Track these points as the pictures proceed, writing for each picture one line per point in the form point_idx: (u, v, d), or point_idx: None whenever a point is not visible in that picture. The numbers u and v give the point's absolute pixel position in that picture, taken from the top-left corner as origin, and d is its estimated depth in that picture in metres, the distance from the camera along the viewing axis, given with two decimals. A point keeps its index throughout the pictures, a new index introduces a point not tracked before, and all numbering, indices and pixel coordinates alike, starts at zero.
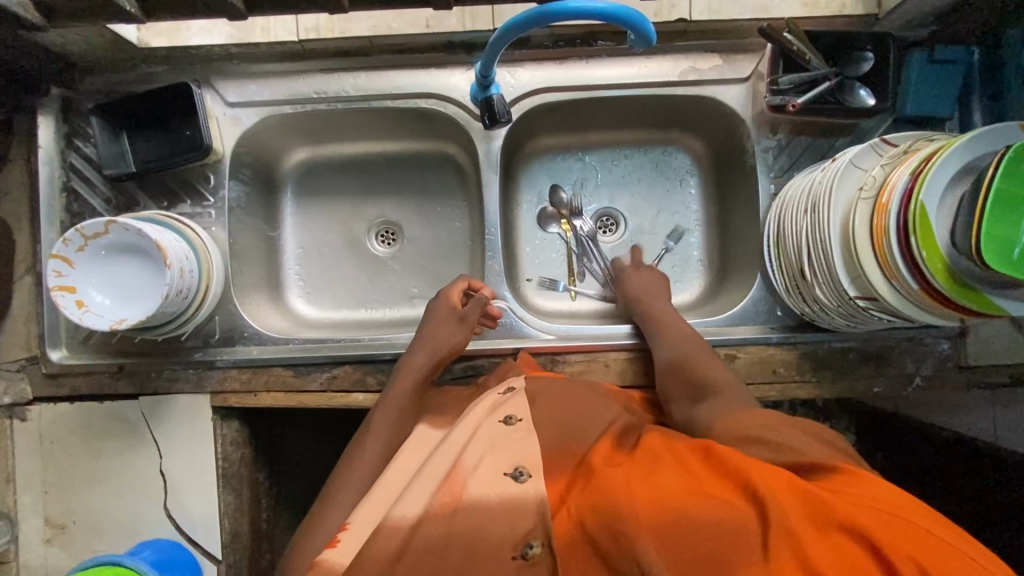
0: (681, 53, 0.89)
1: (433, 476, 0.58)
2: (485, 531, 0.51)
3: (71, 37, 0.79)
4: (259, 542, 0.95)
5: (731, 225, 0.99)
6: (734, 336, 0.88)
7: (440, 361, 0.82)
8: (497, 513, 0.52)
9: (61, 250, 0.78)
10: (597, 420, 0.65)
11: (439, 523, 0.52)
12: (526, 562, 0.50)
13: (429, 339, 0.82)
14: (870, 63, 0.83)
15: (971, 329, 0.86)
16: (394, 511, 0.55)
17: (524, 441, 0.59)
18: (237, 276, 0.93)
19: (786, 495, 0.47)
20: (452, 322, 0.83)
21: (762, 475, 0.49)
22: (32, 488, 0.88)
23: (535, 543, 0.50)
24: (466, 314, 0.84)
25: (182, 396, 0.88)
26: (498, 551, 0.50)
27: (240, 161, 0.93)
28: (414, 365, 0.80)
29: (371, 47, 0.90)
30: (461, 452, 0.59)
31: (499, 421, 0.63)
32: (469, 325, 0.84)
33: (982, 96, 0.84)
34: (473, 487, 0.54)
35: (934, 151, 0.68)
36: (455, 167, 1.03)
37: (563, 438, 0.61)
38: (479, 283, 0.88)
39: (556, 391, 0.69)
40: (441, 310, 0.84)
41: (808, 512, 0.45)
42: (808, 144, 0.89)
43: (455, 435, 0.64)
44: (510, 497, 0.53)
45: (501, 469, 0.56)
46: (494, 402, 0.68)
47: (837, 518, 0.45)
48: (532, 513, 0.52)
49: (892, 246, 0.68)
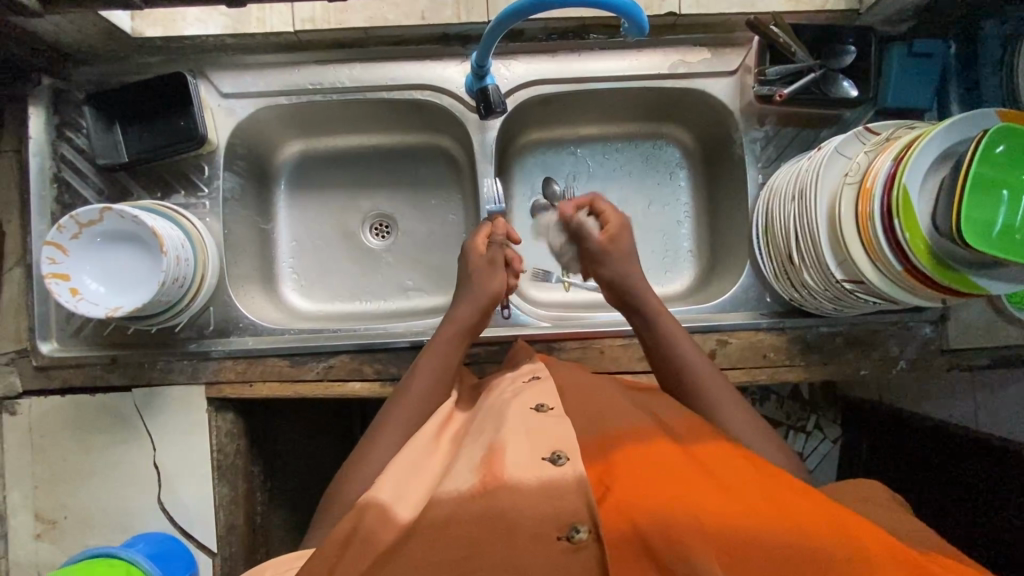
0: (670, 47, 0.92)
1: (472, 455, 0.58)
2: (526, 510, 0.51)
3: (64, 26, 0.79)
4: (255, 537, 0.94)
5: (720, 216, 1.01)
6: (726, 321, 0.90)
7: (481, 313, 0.80)
8: (539, 496, 0.51)
9: (55, 237, 0.77)
10: (625, 409, 0.65)
11: (479, 504, 0.52)
12: (571, 545, 0.49)
13: (467, 293, 0.81)
14: (853, 56, 0.86)
15: (952, 313, 0.89)
16: (440, 487, 0.55)
17: (559, 425, 0.58)
18: (232, 267, 0.93)
19: (862, 540, 0.47)
20: (484, 271, 0.82)
21: (833, 512, 0.50)
22: (22, 483, 0.86)
23: (582, 528, 0.50)
24: (494, 258, 0.83)
25: (177, 387, 0.88)
26: (541, 534, 0.50)
27: (234, 153, 0.93)
28: (458, 318, 0.79)
29: (367, 39, 0.91)
30: (496, 433, 0.58)
31: (531, 408, 0.61)
32: (500, 269, 0.83)
33: (959, 87, 0.87)
34: (513, 468, 0.54)
35: (915, 138, 0.70)
36: (449, 159, 1.04)
37: (593, 428, 0.62)
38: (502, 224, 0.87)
39: (583, 383, 0.70)
40: (471, 261, 0.83)
41: (888, 554, 0.45)
42: (793, 135, 0.92)
43: (483, 422, 0.64)
44: (549, 482, 0.52)
45: (539, 454, 0.55)
46: (516, 389, 0.67)
47: (914, 560, 0.45)
48: (574, 493, 0.51)
49: (876, 230, 0.71)
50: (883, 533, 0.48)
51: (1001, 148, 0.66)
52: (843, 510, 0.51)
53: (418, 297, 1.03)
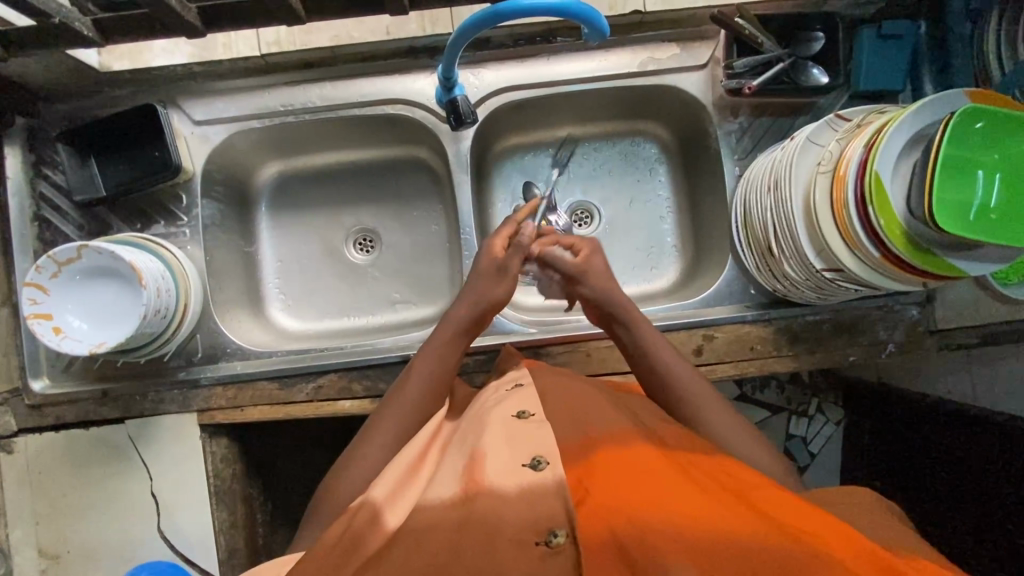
0: (639, 44, 0.91)
1: (455, 466, 0.59)
2: (506, 517, 0.51)
3: (32, 65, 0.80)
4: (257, 558, 0.95)
5: (701, 210, 1.01)
6: (712, 316, 0.90)
7: (483, 313, 0.78)
8: (517, 502, 0.52)
9: (34, 278, 0.78)
10: (605, 413, 0.65)
11: (458, 512, 0.54)
12: (549, 549, 0.49)
13: (470, 293, 0.78)
14: (822, 42, 0.85)
15: (937, 294, 0.88)
16: (426, 495, 0.57)
17: (539, 431, 0.59)
18: (217, 293, 0.93)
19: (838, 546, 0.46)
20: (494, 274, 0.78)
21: (813, 520, 0.50)
22: (23, 519, 0.87)
23: (560, 532, 0.49)
24: (506, 265, 0.78)
25: (169, 417, 0.88)
26: (519, 540, 0.50)
27: (212, 179, 0.94)
28: (454, 318, 0.77)
29: (334, 57, 0.90)
30: (477, 441, 0.60)
31: (512, 415, 0.62)
32: (511, 276, 0.78)
33: (931, 67, 0.87)
34: (494, 476, 0.55)
35: (884, 124, 0.70)
36: (428, 170, 1.04)
37: (575, 431, 0.62)
38: (523, 222, 0.83)
39: (566, 387, 0.70)
40: (482, 264, 0.79)
41: (862, 554, 0.45)
42: (768, 126, 0.92)
43: (466, 429, 0.64)
44: (529, 488, 0.53)
45: (519, 460, 0.56)
46: (499, 397, 0.68)
47: (889, 563, 0.45)
48: (553, 498, 0.52)
49: (852, 218, 0.70)
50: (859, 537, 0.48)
51: (980, 126, 0.65)
52: (825, 516, 0.51)
53: (406, 309, 1.03)
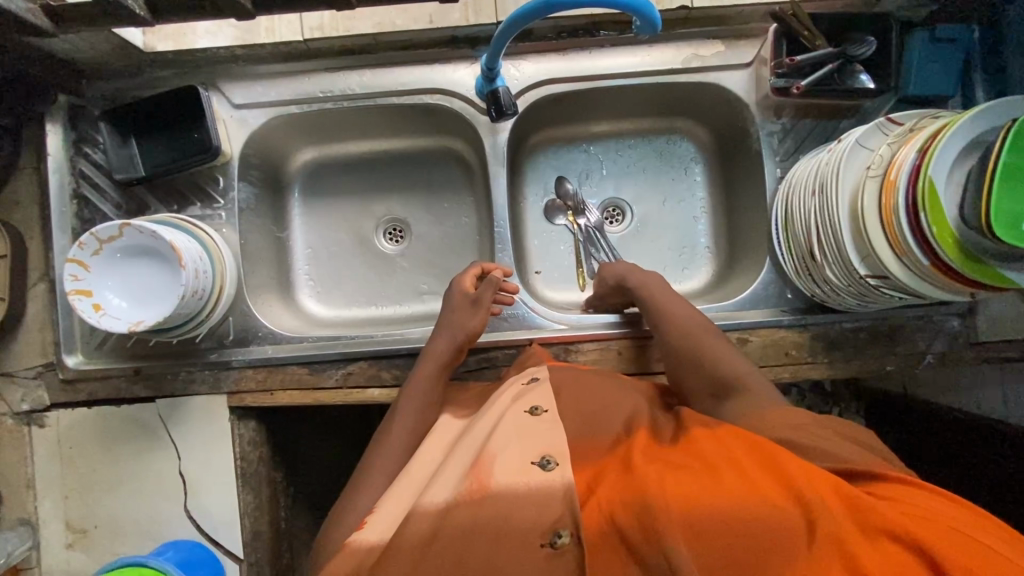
0: (683, 40, 0.90)
1: (461, 465, 0.58)
2: (514, 516, 0.50)
3: (79, 43, 0.80)
4: (280, 541, 0.96)
5: (737, 211, 1.00)
6: (747, 320, 0.89)
7: (461, 345, 0.81)
8: (526, 500, 0.51)
9: (77, 254, 0.78)
10: (622, 413, 0.64)
11: (466, 514, 0.51)
12: (555, 551, 0.48)
13: (446, 325, 0.82)
14: (872, 49, 0.82)
15: (980, 306, 0.86)
16: (425, 498, 0.56)
17: (552, 431, 0.59)
18: (249, 276, 0.94)
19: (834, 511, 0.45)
20: (469, 307, 0.82)
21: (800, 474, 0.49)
22: (52, 493, 0.88)
23: (564, 533, 0.48)
24: (480, 297, 0.83)
25: (199, 397, 0.89)
26: (525, 541, 0.49)
27: (248, 162, 0.94)
28: (435, 351, 0.80)
29: (376, 44, 0.90)
30: (485, 442, 0.59)
31: (526, 411, 0.62)
32: (483, 309, 0.83)
33: (983, 73, 0.85)
34: (502, 474, 0.54)
35: (941, 128, 0.68)
36: (460, 161, 1.03)
37: (588, 428, 0.61)
38: (492, 266, 0.88)
39: (575, 378, 0.69)
40: (455, 297, 0.83)
41: (848, 513, 0.45)
42: (812, 127, 0.90)
43: (479, 426, 0.64)
44: (538, 486, 0.52)
45: (528, 458, 0.55)
46: (516, 393, 0.67)
47: (873, 510, 0.45)
48: (560, 499, 0.51)
49: (901, 224, 0.69)
50: (840, 483, 0.48)
51: None
52: (812, 466, 0.51)
53: (434, 301, 1.03)
